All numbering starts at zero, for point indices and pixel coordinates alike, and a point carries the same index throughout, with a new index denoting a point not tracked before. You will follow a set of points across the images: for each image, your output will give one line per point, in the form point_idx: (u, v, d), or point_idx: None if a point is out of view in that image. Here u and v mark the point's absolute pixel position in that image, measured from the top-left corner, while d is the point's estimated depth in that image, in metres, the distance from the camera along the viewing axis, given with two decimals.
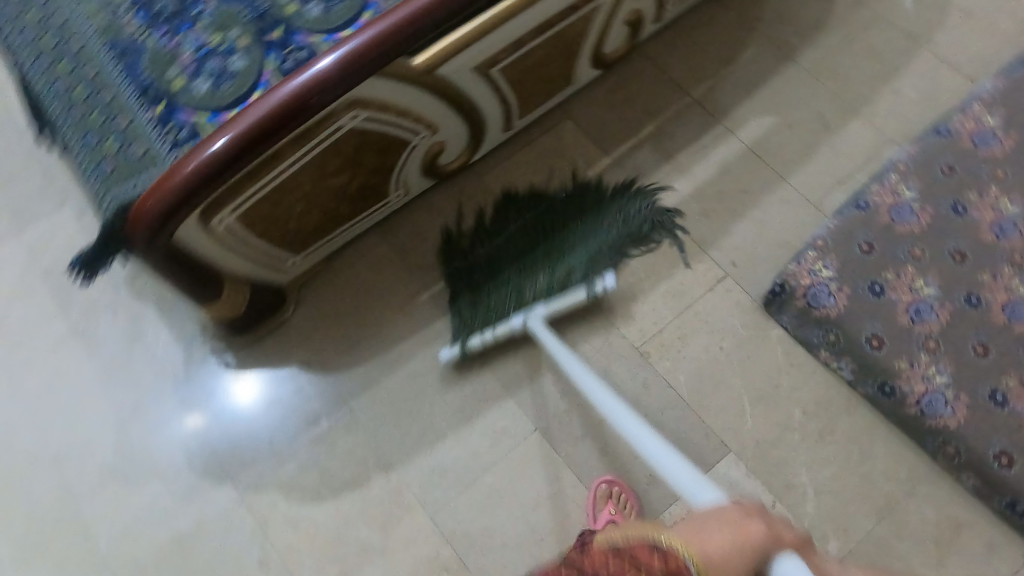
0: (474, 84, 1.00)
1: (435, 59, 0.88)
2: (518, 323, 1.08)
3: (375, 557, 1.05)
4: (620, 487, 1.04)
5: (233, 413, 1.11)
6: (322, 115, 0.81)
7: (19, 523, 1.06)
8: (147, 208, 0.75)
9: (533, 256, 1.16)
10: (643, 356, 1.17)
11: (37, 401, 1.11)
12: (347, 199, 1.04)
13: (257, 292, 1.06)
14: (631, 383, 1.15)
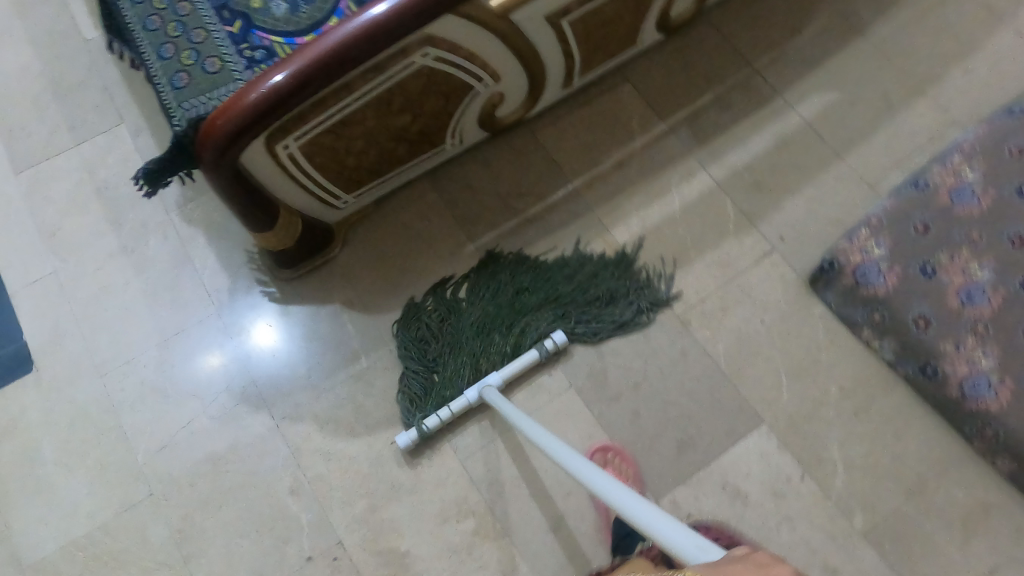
0: (543, 34, 0.98)
1: (509, 3, 0.86)
2: (474, 397, 1.05)
3: (404, 495, 1.07)
4: (615, 452, 1.09)
5: (273, 344, 1.13)
6: (397, 48, 0.81)
7: (61, 427, 1.09)
8: (219, 126, 0.75)
9: (484, 322, 1.13)
10: (683, 323, 1.16)
11: (83, 314, 1.14)
12: (404, 142, 1.04)
13: (307, 226, 1.08)
14: (669, 349, 1.15)
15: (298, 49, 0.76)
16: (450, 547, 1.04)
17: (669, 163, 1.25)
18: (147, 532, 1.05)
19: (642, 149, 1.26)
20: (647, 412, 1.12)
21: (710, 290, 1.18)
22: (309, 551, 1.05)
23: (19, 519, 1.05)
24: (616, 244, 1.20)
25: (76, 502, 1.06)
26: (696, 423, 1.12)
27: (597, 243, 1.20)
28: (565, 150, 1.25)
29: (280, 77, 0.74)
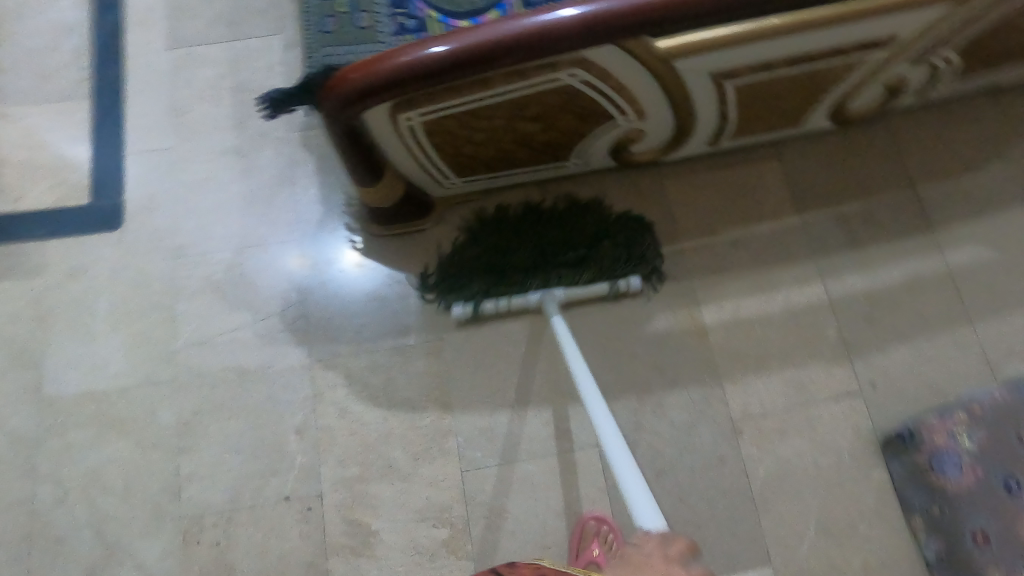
0: (702, 90, 0.90)
1: (677, 49, 0.78)
2: (534, 299, 1.05)
3: (395, 478, 1.06)
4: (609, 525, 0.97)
5: (340, 287, 1.13)
6: (545, 61, 0.77)
7: (123, 291, 1.13)
8: (350, 81, 0.76)
9: (574, 239, 1.10)
10: (736, 432, 1.07)
11: (180, 193, 1.16)
12: (527, 148, 1.00)
13: (409, 192, 1.07)
14: (707, 451, 1.06)
15: (449, 33, 0.74)
16: (419, 548, 1.03)
17: (786, 262, 1.15)
18: (157, 414, 1.09)
19: (763, 237, 1.16)
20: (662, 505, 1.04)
21: (778, 411, 1.08)
22: (288, 492, 1.06)
23: (59, 359, 1.11)
24: (700, 322, 1.11)
25: (109, 362, 1.11)
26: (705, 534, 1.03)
27: (681, 314, 1.12)
28: (684, 207, 1.17)
29: (431, 51, 0.72)
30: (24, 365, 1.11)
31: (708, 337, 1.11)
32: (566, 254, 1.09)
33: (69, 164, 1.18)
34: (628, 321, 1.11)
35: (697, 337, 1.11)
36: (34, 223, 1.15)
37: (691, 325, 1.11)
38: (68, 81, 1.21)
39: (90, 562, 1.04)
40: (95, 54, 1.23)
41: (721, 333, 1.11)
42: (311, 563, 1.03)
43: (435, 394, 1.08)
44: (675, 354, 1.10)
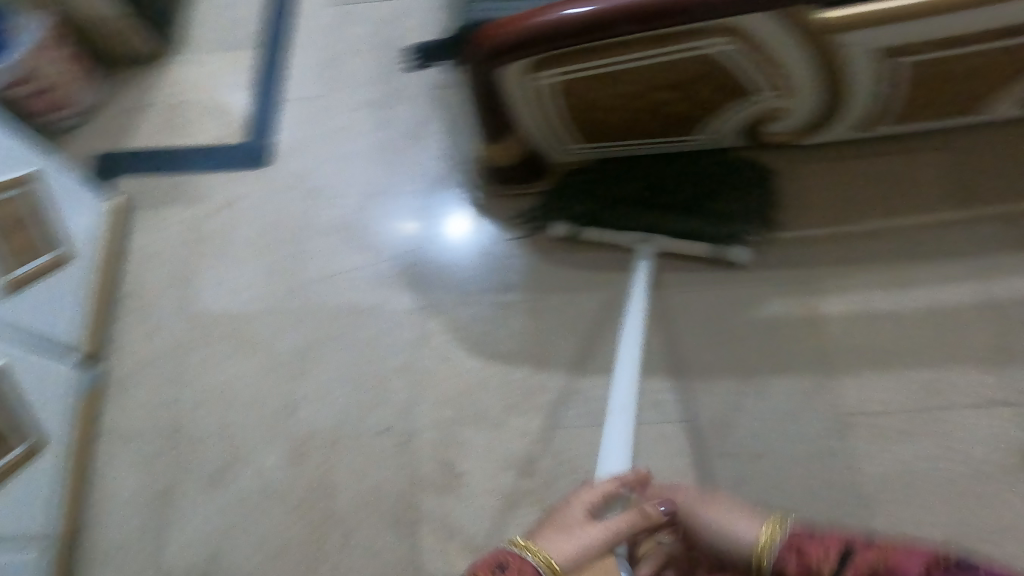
0: (862, 69, 0.87)
1: (841, 22, 0.77)
2: (633, 240, 1.09)
3: (485, 424, 1.09)
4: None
5: (449, 253, 1.18)
6: (690, 28, 0.78)
7: (267, 223, 1.26)
8: (495, 36, 0.81)
9: (695, 186, 1.08)
10: (845, 425, 0.97)
11: (325, 140, 1.29)
12: (656, 119, 1.00)
13: (530, 153, 1.10)
14: (810, 440, 0.97)
15: None
16: (505, 495, 1.05)
17: (932, 258, 1.04)
18: (280, 337, 1.20)
19: (907, 232, 1.06)
20: (752, 489, 0.96)
21: (901, 409, 0.97)
22: (385, 426, 1.11)
23: (206, 279, 1.27)
24: (818, 311, 1.04)
25: (241, 285, 1.25)
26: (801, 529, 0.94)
27: (798, 300, 1.05)
28: (813, 194, 1.11)
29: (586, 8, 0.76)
30: (179, 281, 1.28)
31: (826, 329, 1.03)
32: (678, 200, 1.08)
33: (232, 108, 1.37)
34: (737, 304, 1.06)
35: (810, 325, 1.03)
36: (198, 158, 1.34)
37: (806, 313, 1.04)
38: (258, 42, 1.42)
39: (218, 461, 1.17)
40: (284, 21, 1.43)
41: (840, 324, 1.02)
42: (402, 494, 1.08)
43: (534, 350, 1.11)
44: (787, 341, 1.03)
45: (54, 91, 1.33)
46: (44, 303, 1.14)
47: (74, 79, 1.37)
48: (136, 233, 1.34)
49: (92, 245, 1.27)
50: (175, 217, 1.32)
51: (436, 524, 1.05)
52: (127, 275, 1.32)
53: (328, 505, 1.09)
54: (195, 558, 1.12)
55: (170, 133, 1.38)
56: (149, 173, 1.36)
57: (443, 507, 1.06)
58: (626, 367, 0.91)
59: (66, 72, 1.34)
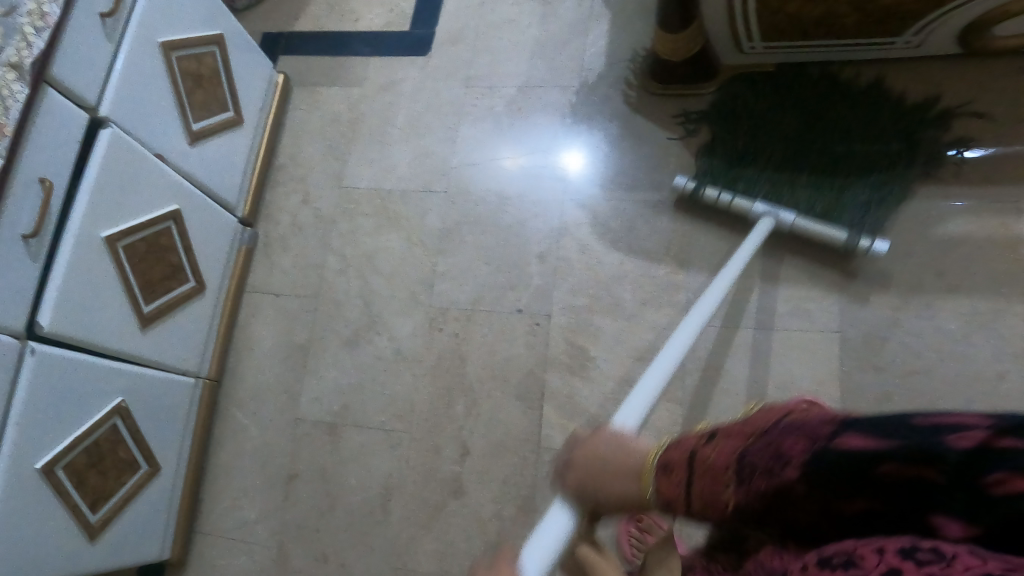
0: None
1: None
2: (757, 210, 1.02)
3: (620, 315, 1.10)
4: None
5: (568, 188, 1.19)
6: None
7: (419, 107, 1.30)
8: None
9: (831, 168, 1.03)
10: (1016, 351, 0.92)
11: (484, 31, 1.31)
12: (861, 14, 0.94)
13: (704, 51, 1.08)
14: (971, 361, 0.93)
15: None
16: (635, 385, 1.06)
17: None
18: (425, 216, 1.24)
19: None
20: (901, 403, 0.94)
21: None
22: (521, 306, 1.15)
23: (357, 158, 1.31)
24: (1014, 234, 0.96)
25: (396, 165, 1.28)
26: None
27: (988, 220, 0.98)
28: (1021, 108, 1.02)
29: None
30: (334, 158, 1.32)
31: (1016, 250, 0.96)
32: (817, 179, 1.03)
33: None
34: (918, 217, 1.01)
35: (1005, 248, 0.96)
36: (363, 44, 1.37)
37: (998, 235, 0.97)
38: None
39: (356, 325, 1.22)
40: None
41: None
42: (531, 370, 1.11)
43: (676, 249, 1.11)
44: (966, 261, 0.97)
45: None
46: (215, 161, 1.20)
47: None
48: (291, 110, 1.38)
49: (260, 115, 1.31)
50: (334, 99, 1.35)
51: (560, 403, 1.08)
52: (281, 148, 1.37)
53: (459, 374, 1.14)
54: (329, 407, 1.18)
55: (338, 18, 1.42)
56: (318, 56, 1.40)
57: (568, 388, 1.09)
58: (679, 343, 0.81)
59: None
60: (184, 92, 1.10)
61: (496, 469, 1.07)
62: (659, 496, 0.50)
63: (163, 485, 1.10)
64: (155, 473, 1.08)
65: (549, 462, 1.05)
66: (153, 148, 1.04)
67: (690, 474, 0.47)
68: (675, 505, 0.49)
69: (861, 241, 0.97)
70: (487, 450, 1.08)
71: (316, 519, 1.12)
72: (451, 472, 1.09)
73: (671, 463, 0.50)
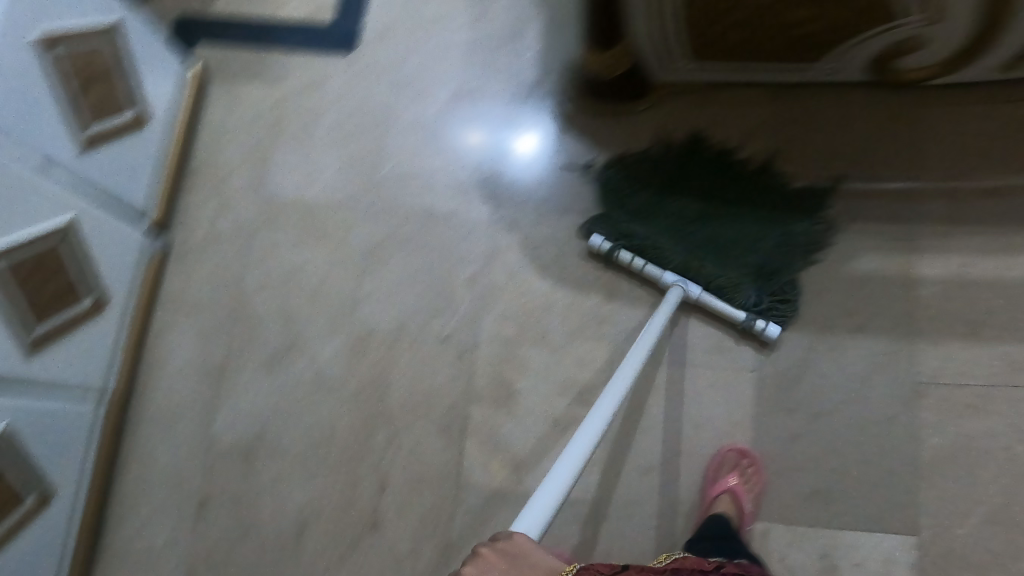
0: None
1: None
2: (667, 280, 1.00)
3: (549, 347, 1.09)
4: (750, 461, 0.94)
5: (521, 170, 1.15)
6: None
7: (342, 112, 1.22)
8: None
9: (739, 238, 1.02)
10: (914, 394, 0.94)
11: (411, 30, 1.23)
12: (779, 43, 0.91)
13: (633, 68, 1.04)
14: (875, 403, 0.94)
15: None
16: (558, 420, 1.06)
17: None
18: (349, 232, 1.18)
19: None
20: (808, 444, 0.94)
21: (970, 377, 0.93)
22: (448, 333, 1.12)
23: (279, 166, 1.22)
24: (914, 272, 0.98)
25: (321, 175, 1.20)
26: (847, 480, 0.92)
27: (892, 258, 0.99)
28: (923, 144, 1.02)
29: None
30: (255, 163, 1.23)
31: (916, 292, 0.97)
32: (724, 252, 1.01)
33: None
34: (828, 257, 1.00)
35: (903, 287, 0.97)
36: (285, 36, 1.27)
37: (901, 273, 0.98)
38: None
39: (275, 347, 1.16)
40: None
41: (935, 291, 0.97)
42: (454, 402, 1.08)
43: (606, 280, 1.10)
44: (873, 302, 0.98)
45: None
46: (117, 164, 1.09)
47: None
48: (210, 104, 1.27)
49: (169, 109, 1.20)
50: (252, 99, 1.26)
51: (482, 436, 1.06)
52: (196, 147, 1.26)
53: (381, 401, 1.10)
54: (244, 432, 1.12)
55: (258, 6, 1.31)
56: (236, 47, 1.29)
57: (492, 420, 1.07)
58: (605, 403, 0.76)
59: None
60: (73, 93, 0.99)
61: (415, 503, 1.05)
62: None
63: (60, 509, 1.03)
64: (47, 502, 1.00)
65: (468, 498, 1.04)
66: (39, 157, 0.93)
67: None
68: None
69: (757, 323, 0.97)
70: (408, 483, 1.06)
71: (227, 550, 1.08)
72: (368, 505, 1.06)
73: None
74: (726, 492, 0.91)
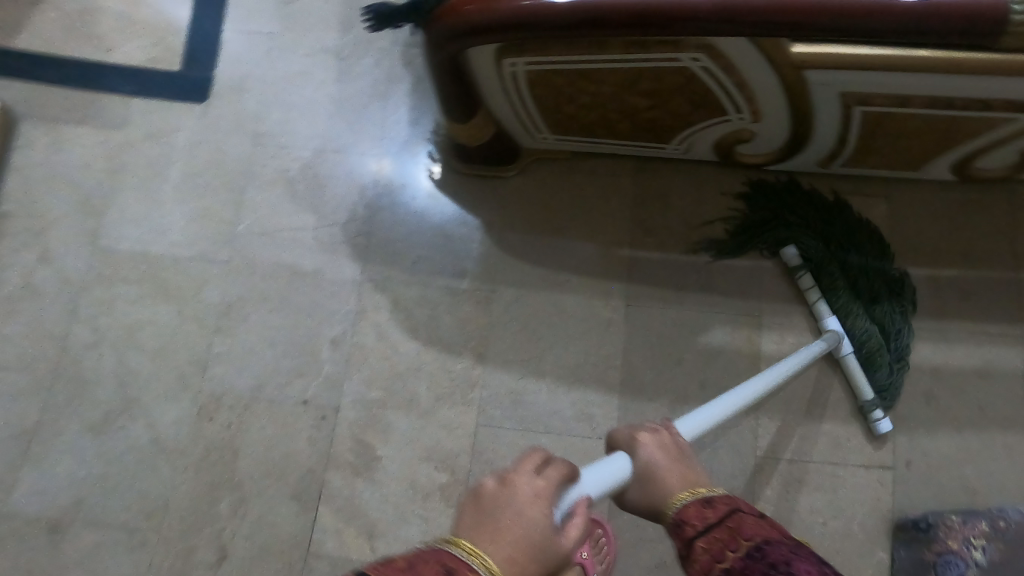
0: (827, 110, 0.85)
1: (813, 59, 0.73)
2: (829, 321, 1.03)
3: (413, 413, 1.05)
4: (603, 531, 0.94)
5: (406, 210, 1.12)
6: (673, 38, 0.72)
7: (197, 162, 1.13)
8: (464, 12, 0.73)
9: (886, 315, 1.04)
10: (754, 465, 1.03)
11: (273, 79, 1.16)
12: (631, 121, 0.95)
13: (499, 138, 1.04)
14: (719, 473, 1.03)
15: None
16: (417, 486, 1.01)
17: None
18: (201, 291, 1.09)
19: None
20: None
21: (801, 453, 1.03)
22: (307, 397, 1.05)
23: (117, 215, 1.11)
24: (755, 347, 1.06)
25: (169, 228, 1.11)
26: None
27: (740, 333, 1.07)
28: None
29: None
30: (86, 212, 1.11)
31: (760, 365, 1.06)
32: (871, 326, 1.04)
33: (170, 26, 1.18)
34: (686, 330, 1.07)
35: (749, 362, 1.06)
36: (120, 78, 1.16)
37: (745, 349, 1.06)
38: None
39: (105, 409, 1.04)
40: None
41: (775, 364, 1.05)
42: (309, 470, 1.02)
43: (474, 342, 1.07)
44: (721, 376, 1.05)
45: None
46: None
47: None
48: (19, 148, 1.13)
49: None
50: (84, 141, 1.13)
51: (335, 503, 1.01)
52: (8, 191, 1.11)
53: (229, 470, 1.02)
54: (58, 502, 1.00)
55: (84, 42, 1.17)
56: (60, 86, 1.15)
57: (351, 489, 1.01)
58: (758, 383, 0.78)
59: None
60: None
61: None
62: (680, 513, 0.58)
63: None
64: None
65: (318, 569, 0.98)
66: None
67: (723, 522, 0.55)
68: (685, 527, 0.57)
69: (876, 411, 1.02)
70: (250, 554, 0.99)
71: None
72: None
73: (712, 503, 0.58)
74: (578, 565, 0.85)
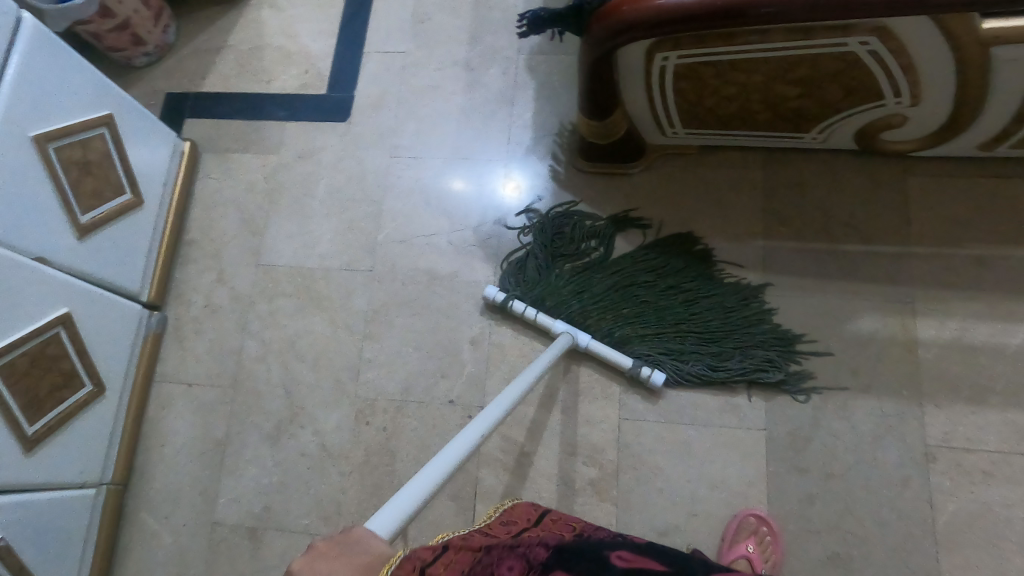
0: (1012, 87, 0.82)
1: (1006, 33, 0.72)
2: (558, 329, 1.05)
3: (555, 410, 1.07)
4: (769, 529, 0.96)
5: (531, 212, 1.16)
6: (844, 23, 0.73)
7: (342, 179, 1.24)
8: (622, 12, 0.77)
9: (642, 311, 1.08)
10: (924, 458, 0.97)
11: (408, 97, 1.26)
12: (773, 112, 0.96)
13: (631, 135, 1.06)
14: (884, 469, 0.97)
15: None
16: (567, 481, 1.04)
17: None
18: (352, 299, 1.17)
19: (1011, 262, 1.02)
20: (821, 507, 0.97)
21: (981, 446, 0.96)
22: (452, 398, 1.10)
23: (275, 233, 1.23)
24: (911, 335, 1.01)
25: (319, 242, 1.21)
26: (866, 546, 0.94)
27: (892, 319, 1.03)
28: (904, 217, 1.06)
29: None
30: (251, 232, 1.24)
31: (919, 354, 1.01)
32: (625, 314, 1.08)
33: (319, 55, 1.33)
34: (831, 319, 1.04)
35: (906, 349, 1.01)
36: (277, 106, 1.31)
37: (900, 334, 1.02)
38: None
39: (277, 418, 1.13)
40: None
41: (935, 352, 1.00)
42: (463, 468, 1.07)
43: None
44: (874, 364, 1.01)
45: (133, 28, 1.29)
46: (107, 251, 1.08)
47: (154, 17, 1.33)
48: (200, 178, 1.29)
49: (162, 189, 1.21)
50: (247, 166, 1.28)
51: (491, 501, 1.05)
52: (191, 219, 1.27)
53: (389, 469, 1.08)
54: (248, 510, 1.10)
55: (249, 78, 1.34)
56: (229, 119, 1.32)
57: (504, 484, 1.05)
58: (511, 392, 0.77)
59: (145, 10, 1.30)
60: (67, 183, 0.99)
61: None
62: None
63: None
64: None
65: None
66: (32, 253, 0.94)
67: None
68: None
69: (642, 370, 1.03)
70: None
71: None
72: None
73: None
74: (742, 558, 0.94)
